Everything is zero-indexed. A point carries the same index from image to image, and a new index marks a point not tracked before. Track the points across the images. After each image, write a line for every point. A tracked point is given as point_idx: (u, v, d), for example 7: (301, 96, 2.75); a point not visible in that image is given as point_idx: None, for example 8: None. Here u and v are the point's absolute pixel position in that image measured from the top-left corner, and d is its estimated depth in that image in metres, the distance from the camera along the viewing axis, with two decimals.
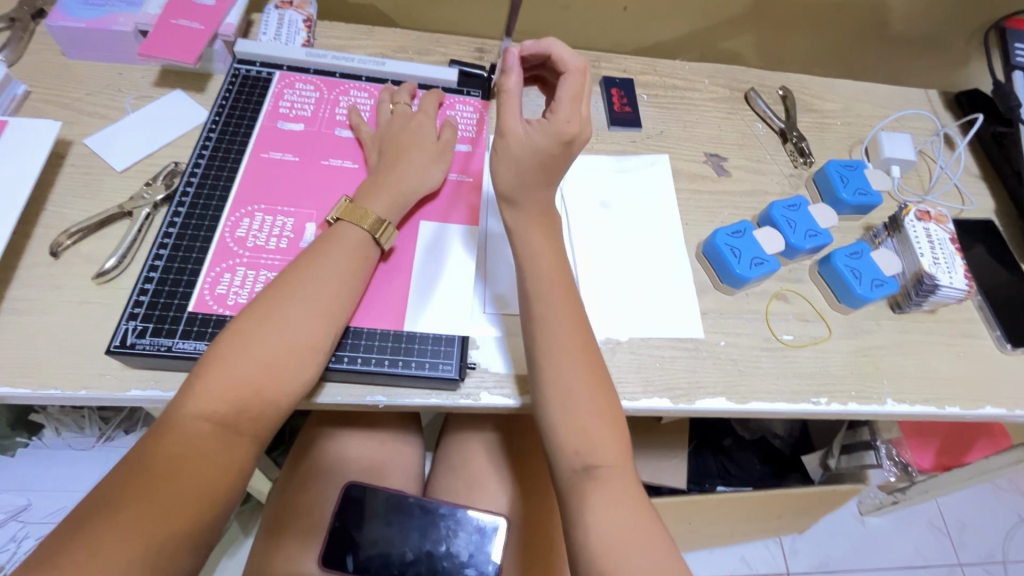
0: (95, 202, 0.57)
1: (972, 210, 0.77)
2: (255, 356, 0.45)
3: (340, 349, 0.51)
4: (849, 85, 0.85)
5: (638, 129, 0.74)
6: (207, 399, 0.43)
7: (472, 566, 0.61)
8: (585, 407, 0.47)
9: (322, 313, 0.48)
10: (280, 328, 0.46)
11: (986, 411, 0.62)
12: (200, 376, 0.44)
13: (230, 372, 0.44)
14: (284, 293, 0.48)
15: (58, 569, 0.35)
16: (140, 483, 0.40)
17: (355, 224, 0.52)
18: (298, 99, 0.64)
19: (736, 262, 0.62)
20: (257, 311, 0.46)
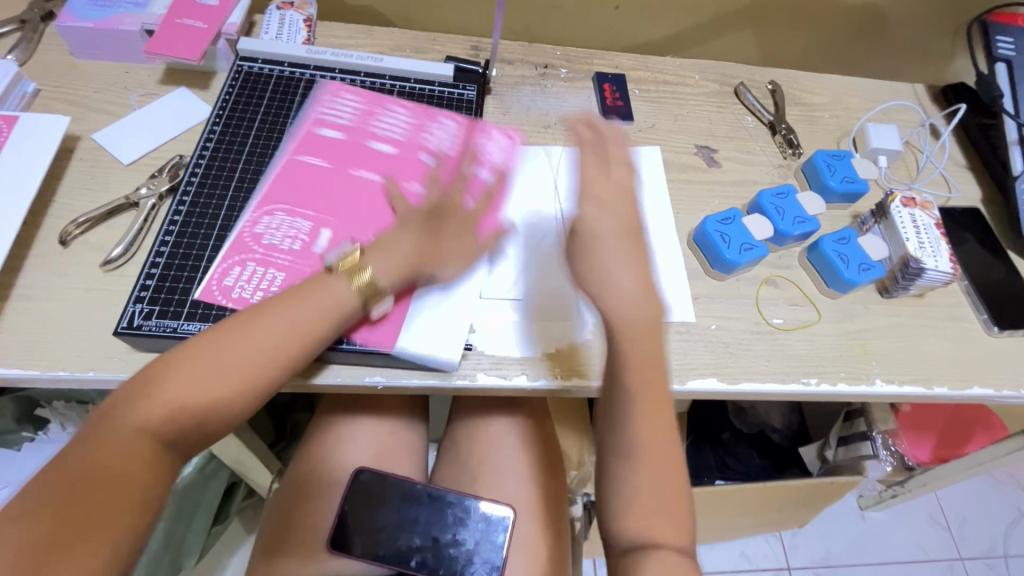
0: (102, 194, 0.59)
1: (958, 197, 0.78)
2: (203, 391, 0.43)
3: None
4: (836, 79, 0.87)
5: (630, 122, 0.76)
6: (150, 421, 0.41)
7: (477, 554, 0.62)
8: (657, 495, 0.46)
9: (284, 348, 0.46)
10: (237, 359, 0.44)
11: (974, 391, 0.63)
12: (141, 394, 0.42)
13: (173, 394, 0.42)
14: (248, 326, 0.46)
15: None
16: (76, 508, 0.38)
17: (347, 280, 0.50)
18: (338, 108, 0.65)
19: (726, 248, 0.63)
20: (216, 336, 0.45)
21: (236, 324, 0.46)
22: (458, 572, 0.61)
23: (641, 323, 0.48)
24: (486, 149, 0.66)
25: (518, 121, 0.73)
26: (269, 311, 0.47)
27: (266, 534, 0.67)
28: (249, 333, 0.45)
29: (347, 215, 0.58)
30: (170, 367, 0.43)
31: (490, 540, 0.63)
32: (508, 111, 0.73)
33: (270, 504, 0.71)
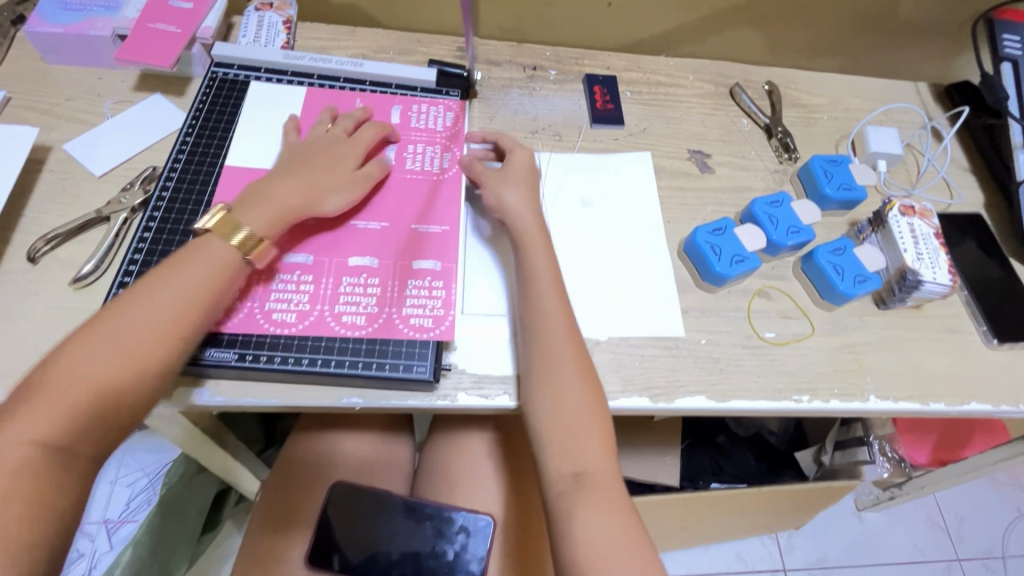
0: (74, 207, 0.57)
1: (960, 203, 0.76)
2: (98, 357, 0.42)
3: (313, 353, 0.51)
4: (835, 79, 0.84)
5: (621, 127, 0.74)
6: (38, 419, 0.40)
7: (459, 565, 0.62)
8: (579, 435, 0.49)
9: (183, 307, 0.46)
10: (116, 340, 0.43)
11: (971, 407, 0.61)
12: (35, 384, 0.41)
13: (58, 382, 0.41)
14: (128, 300, 0.45)
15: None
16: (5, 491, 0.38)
17: (222, 239, 0.49)
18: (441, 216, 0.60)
19: (716, 260, 0.61)
20: (97, 325, 0.44)
21: (119, 307, 0.45)
22: None
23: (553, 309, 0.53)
24: (442, 289, 0.55)
25: (504, 127, 0.71)
26: (131, 302, 0.45)
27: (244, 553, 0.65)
28: (129, 315, 0.44)
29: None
30: (53, 359, 0.42)
31: (470, 552, 0.62)
32: (494, 116, 0.71)
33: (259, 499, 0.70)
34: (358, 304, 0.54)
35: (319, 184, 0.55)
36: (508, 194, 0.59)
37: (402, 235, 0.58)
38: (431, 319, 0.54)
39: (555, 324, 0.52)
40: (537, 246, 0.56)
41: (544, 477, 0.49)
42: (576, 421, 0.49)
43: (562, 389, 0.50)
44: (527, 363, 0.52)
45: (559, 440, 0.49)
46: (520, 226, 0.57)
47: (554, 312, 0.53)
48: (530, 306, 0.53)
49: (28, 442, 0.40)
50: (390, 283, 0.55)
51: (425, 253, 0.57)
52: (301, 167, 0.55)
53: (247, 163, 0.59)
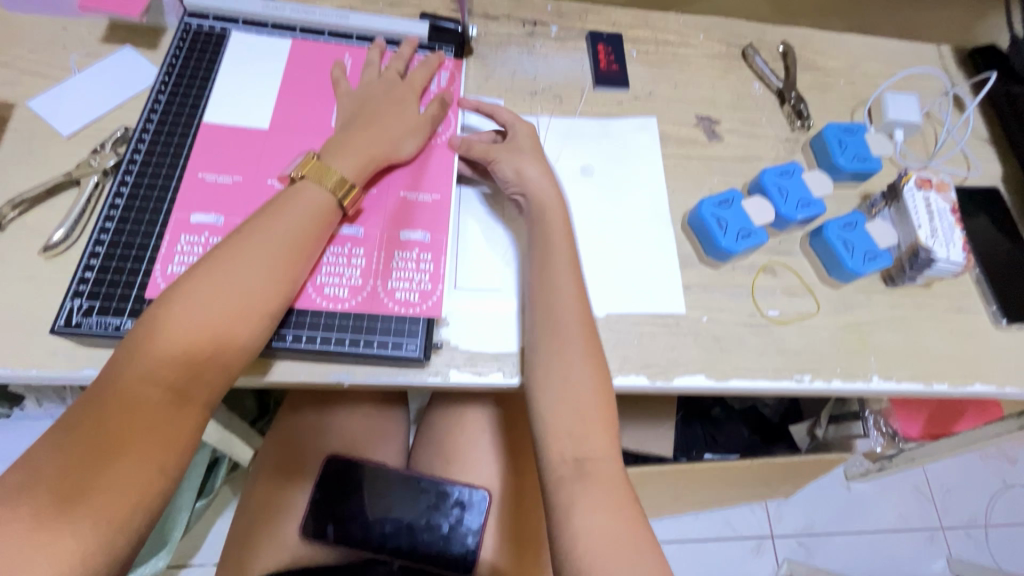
0: (42, 170, 0.54)
1: (977, 176, 0.73)
2: (207, 300, 0.42)
3: (299, 328, 0.49)
4: (854, 40, 0.79)
5: (625, 89, 0.69)
6: (156, 363, 0.40)
7: (454, 538, 0.62)
8: (580, 419, 0.47)
9: (282, 253, 0.45)
10: (226, 286, 0.42)
11: (975, 388, 0.60)
12: (148, 329, 0.40)
13: (172, 327, 0.40)
14: (228, 246, 0.44)
15: (92, 503, 0.36)
16: (112, 433, 0.37)
17: (317, 183, 0.49)
18: (435, 183, 0.56)
19: (722, 235, 0.58)
20: (203, 272, 0.43)
21: (224, 253, 0.44)
22: (434, 556, 0.61)
23: (572, 292, 0.51)
24: (432, 262, 0.53)
25: (502, 87, 0.66)
26: (233, 246, 0.44)
27: (236, 528, 0.64)
28: (233, 261, 0.43)
29: (256, 149, 0.54)
30: (162, 304, 0.41)
31: (466, 525, 0.62)
32: (491, 76, 0.67)
33: (252, 467, 0.70)
34: (343, 275, 0.51)
35: (396, 134, 0.54)
36: (530, 169, 0.55)
37: (389, 202, 0.55)
38: (420, 294, 0.52)
39: (569, 306, 0.50)
40: (557, 227, 0.53)
41: (544, 457, 0.47)
42: (582, 402, 0.47)
43: (572, 370, 0.48)
44: (535, 346, 0.50)
45: (562, 424, 0.47)
46: (538, 206, 0.54)
47: (570, 292, 0.51)
48: (543, 286, 0.51)
49: (146, 384, 0.39)
50: (376, 254, 0.52)
51: (412, 223, 0.54)
52: (374, 115, 0.54)
53: (223, 121, 0.55)
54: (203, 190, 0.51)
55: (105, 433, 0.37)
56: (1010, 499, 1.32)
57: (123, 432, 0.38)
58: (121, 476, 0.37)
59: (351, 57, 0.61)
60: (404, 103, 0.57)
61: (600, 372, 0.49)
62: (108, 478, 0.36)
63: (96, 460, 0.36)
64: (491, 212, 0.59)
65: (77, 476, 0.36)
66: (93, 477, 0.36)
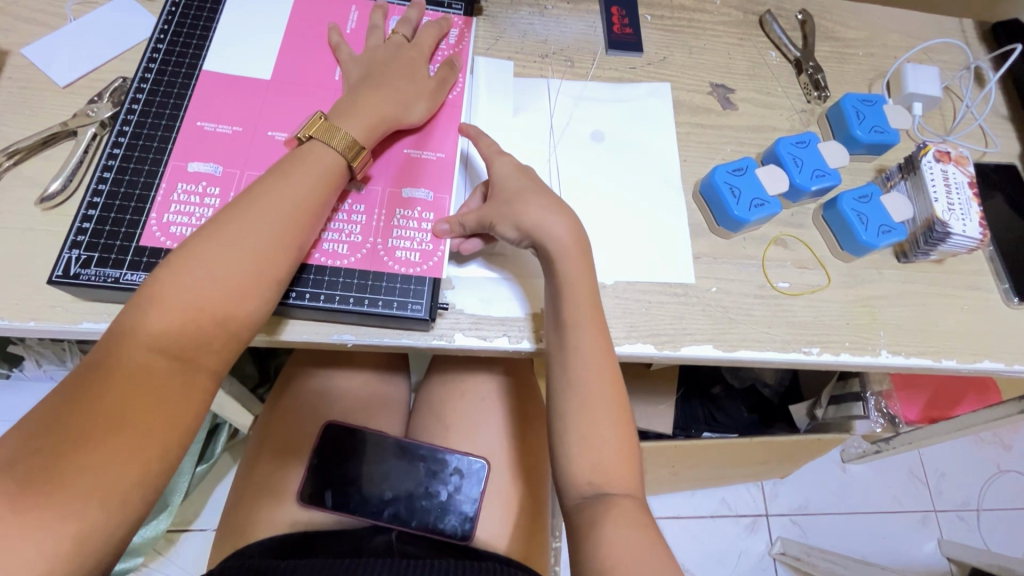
0: (39, 119, 0.52)
1: (995, 152, 0.71)
2: (213, 265, 0.40)
3: (303, 285, 0.48)
4: (875, 10, 0.77)
5: (639, 55, 0.67)
6: (162, 330, 0.38)
7: (452, 505, 0.62)
8: (603, 458, 0.44)
9: (290, 218, 0.44)
10: (233, 251, 0.41)
11: (983, 365, 0.59)
12: (153, 293, 0.39)
13: (179, 291, 0.39)
14: (235, 208, 0.43)
15: (90, 469, 0.35)
16: (112, 398, 0.36)
17: (326, 144, 0.47)
18: (443, 145, 0.55)
19: (734, 203, 0.57)
20: (208, 236, 0.41)
21: (229, 217, 0.42)
22: (430, 525, 0.61)
23: (596, 349, 0.47)
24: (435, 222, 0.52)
25: (512, 49, 0.64)
26: (240, 209, 0.43)
27: (236, 491, 0.64)
28: (239, 225, 0.42)
29: (259, 103, 0.52)
30: (166, 269, 0.40)
31: (464, 493, 0.62)
32: (501, 37, 0.64)
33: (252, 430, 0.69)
34: (342, 232, 0.50)
35: (406, 93, 0.52)
36: (533, 213, 0.49)
37: (394, 161, 0.53)
38: (421, 254, 0.50)
39: (589, 364, 0.46)
40: (580, 280, 0.48)
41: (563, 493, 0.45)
42: (607, 461, 0.44)
43: (596, 432, 0.45)
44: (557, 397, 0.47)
45: (583, 472, 0.44)
46: (552, 253, 0.48)
47: (591, 348, 0.47)
48: (562, 342, 0.48)
49: (150, 350, 0.38)
50: (377, 211, 0.51)
51: (415, 181, 0.53)
52: (382, 72, 0.53)
53: (224, 72, 0.53)
54: (204, 142, 0.50)
55: (103, 402, 0.36)
56: (1002, 484, 1.33)
57: (125, 400, 0.36)
58: (120, 446, 0.36)
59: (357, 10, 0.59)
60: (413, 61, 0.55)
61: (621, 415, 0.46)
62: (102, 447, 0.35)
63: (92, 429, 0.35)
64: None
65: (71, 446, 0.35)
66: (90, 448, 0.35)
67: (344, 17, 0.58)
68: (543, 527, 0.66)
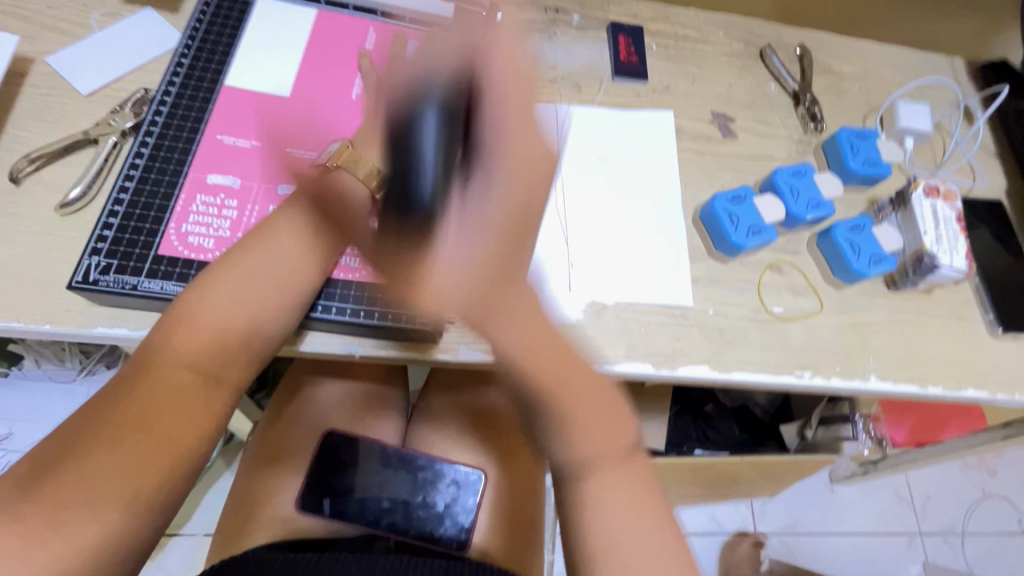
0: (60, 126, 0.53)
1: (982, 188, 0.74)
2: (237, 288, 0.45)
3: (318, 299, 0.50)
4: (870, 47, 0.80)
5: (643, 82, 0.70)
6: (187, 348, 0.43)
7: (448, 516, 0.62)
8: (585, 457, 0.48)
9: (307, 247, 0.48)
10: (257, 276, 0.46)
11: (967, 392, 0.61)
12: (185, 312, 0.43)
13: (210, 312, 0.44)
14: (262, 238, 0.47)
15: (90, 469, 0.37)
16: (129, 403, 0.40)
17: (350, 171, 0.49)
18: None
19: (732, 230, 0.60)
20: (235, 261, 0.46)
21: (255, 244, 0.47)
22: (427, 534, 0.61)
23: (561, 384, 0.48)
24: None
25: None
26: (261, 236, 0.47)
27: (235, 496, 0.65)
28: (262, 253, 0.47)
29: (279, 118, 0.54)
30: (195, 291, 0.44)
31: (461, 504, 0.63)
32: None
33: (253, 436, 0.69)
34: (354, 247, 0.52)
35: None
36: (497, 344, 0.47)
37: None
38: None
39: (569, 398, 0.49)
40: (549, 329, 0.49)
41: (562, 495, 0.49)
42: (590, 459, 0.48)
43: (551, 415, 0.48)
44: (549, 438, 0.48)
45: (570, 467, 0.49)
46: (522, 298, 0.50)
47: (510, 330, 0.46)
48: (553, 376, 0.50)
49: (176, 364, 0.42)
50: None
51: None
52: (403, 98, 0.55)
53: (245, 87, 0.55)
54: (225, 156, 0.51)
55: (127, 405, 0.40)
56: (987, 509, 1.36)
57: (146, 405, 0.40)
58: (134, 447, 0.39)
59: (375, 32, 0.61)
60: None
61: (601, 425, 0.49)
62: (106, 448, 0.38)
63: (110, 428, 0.39)
64: None
65: (88, 442, 0.38)
66: (104, 444, 0.38)
67: (362, 37, 0.60)
68: (537, 540, 0.67)
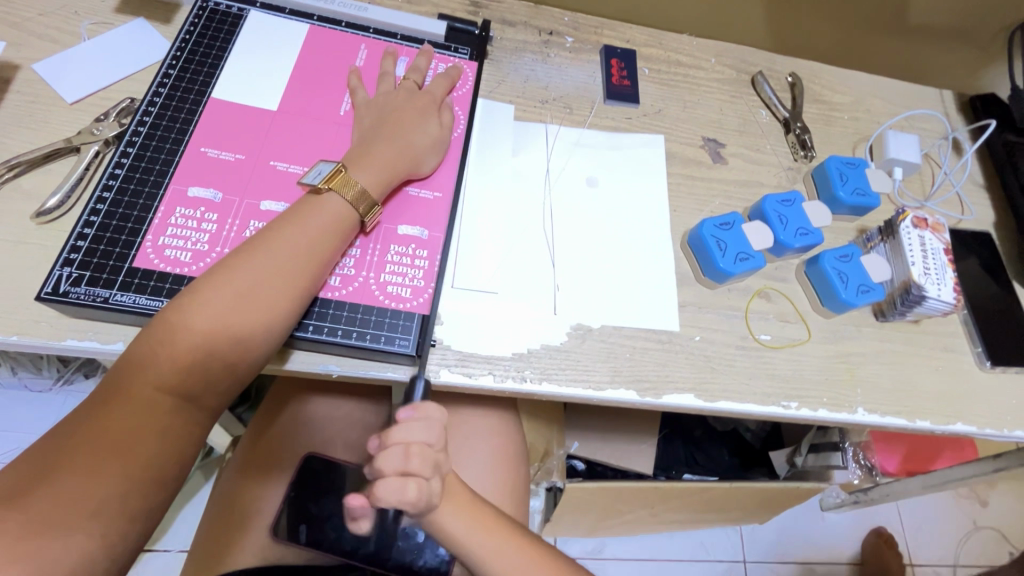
0: (42, 134, 0.53)
1: (971, 220, 0.74)
2: (221, 309, 0.43)
3: (306, 318, 0.49)
4: (860, 78, 0.81)
5: (635, 105, 0.70)
6: (167, 371, 0.41)
7: (427, 547, 0.62)
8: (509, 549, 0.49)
9: (299, 267, 0.46)
10: (243, 297, 0.43)
11: (956, 427, 0.60)
12: (165, 333, 0.41)
13: (192, 332, 0.42)
14: (250, 255, 0.45)
15: (60, 492, 0.36)
16: (104, 425, 0.39)
17: (339, 194, 0.49)
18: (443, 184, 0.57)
19: (720, 256, 0.59)
20: (220, 279, 0.43)
21: (243, 261, 0.45)
22: (407, 565, 0.61)
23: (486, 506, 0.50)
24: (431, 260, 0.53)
25: (513, 93, 0.66)
26: (250, 252, 0.45)
27: (209, 517, 0.63)
28: (250, 271, 0.44)
29: (264, 132, 0.54)
30: (177, 308, 0.42)
31: None
32: (503, 80, 0.66)
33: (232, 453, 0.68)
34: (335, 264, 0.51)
35: (408, 135, 0.54)
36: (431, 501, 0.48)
37: (393, 198, 0.55)
38: (414, 292, 0.52)
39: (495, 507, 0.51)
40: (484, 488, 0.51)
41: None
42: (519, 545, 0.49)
43: (505, 549, 0.49)
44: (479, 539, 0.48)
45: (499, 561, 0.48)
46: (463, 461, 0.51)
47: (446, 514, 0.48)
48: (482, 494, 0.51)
49: (155, 388, 0.41)
50: (373, 246, 0.53)
51: (411, 219, 0.55)
52: (393, 119, 0.55)
53: (232, 100, 0.54)
54: (207, 169, 0.51)
55: (97, 432, 0.38)
56: (978, 540, 1.34)
57: (117, 433, 0.39)
58: (101, 473, 0.37)
59: (367, 49, 0.61)
60: (416, 104, 0.57)
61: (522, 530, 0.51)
62: (76, 472, 0.37)
63: (78, 452, 0.37)
64: (504, 254, 0.57)
65: (57, 467, 0.37)
66: (69, 471, 0.37)
67: (354, 54, 0.60)
68: None
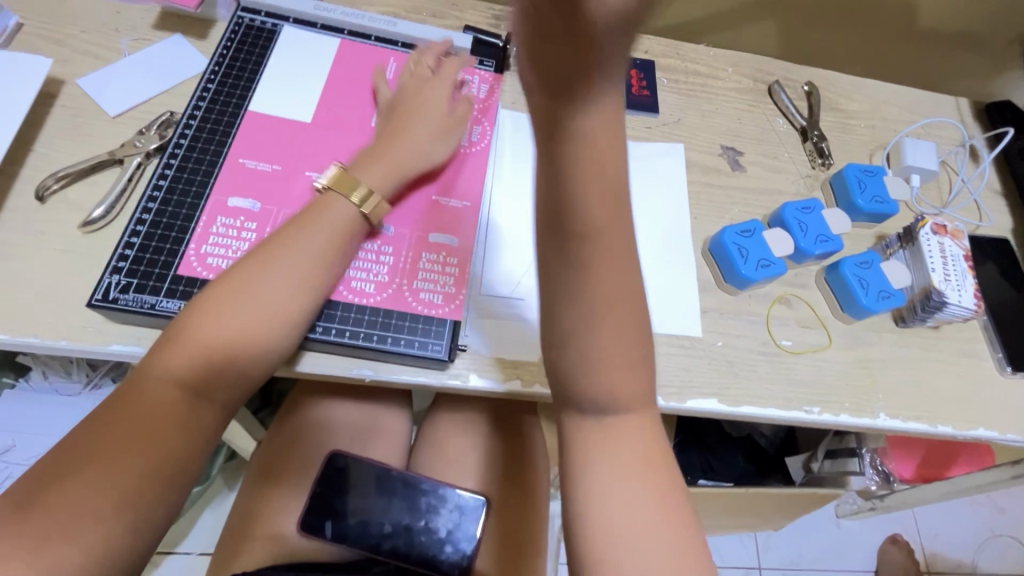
0: (86, 147, 0.55)
1: (988, 227, 0.75)
2: (227, 308, 0.44)
3: (320, 320, 0.50)
4: (877, 86, 0.82)
5: (654, 115, 0.71)
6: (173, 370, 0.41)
7: (449, 543, 0.60)
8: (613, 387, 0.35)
9: (305, 266, 0.47)
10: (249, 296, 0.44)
11: (977, 432, 0.61)
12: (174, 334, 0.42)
13: (198, 332, 0.43)
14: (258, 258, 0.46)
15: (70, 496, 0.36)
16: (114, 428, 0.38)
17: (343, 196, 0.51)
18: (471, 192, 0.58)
19: (742, 262, 0.60)
20: (228, 281, 0.45)
21: (251, 263, 0.46)
22: (429, 560, 0.60)
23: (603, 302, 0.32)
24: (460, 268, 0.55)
25: None
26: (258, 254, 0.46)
27: (235, 517, 0.64)
28: (257, 271, 0.45)
29: (300, 143, 0.55)
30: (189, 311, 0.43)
31: (463, 531, 0.61)
32: None
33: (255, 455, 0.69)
34: (369, 272, 0.53)
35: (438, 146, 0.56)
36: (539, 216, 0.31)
37: (423, 206, 0.56)
38: (444, 298, 0.53)
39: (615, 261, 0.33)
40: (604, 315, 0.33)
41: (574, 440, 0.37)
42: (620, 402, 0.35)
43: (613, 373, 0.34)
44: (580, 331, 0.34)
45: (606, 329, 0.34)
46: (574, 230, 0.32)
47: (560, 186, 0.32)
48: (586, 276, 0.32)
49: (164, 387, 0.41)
50: (404, 254, 0.54)
51: (442, 227, 0.56)
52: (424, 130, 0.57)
53: (269, 113, 0.56)
54: (245, 180, 0.53)
55: (108, 433, 0.38)
56: (996, 548, 1.33)
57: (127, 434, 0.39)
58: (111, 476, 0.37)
59: (395, 62, 0.63)
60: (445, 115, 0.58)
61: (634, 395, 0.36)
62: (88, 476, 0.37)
63: (89, 455, 0.37)
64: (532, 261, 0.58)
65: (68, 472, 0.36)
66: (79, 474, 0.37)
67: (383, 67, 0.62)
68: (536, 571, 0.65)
